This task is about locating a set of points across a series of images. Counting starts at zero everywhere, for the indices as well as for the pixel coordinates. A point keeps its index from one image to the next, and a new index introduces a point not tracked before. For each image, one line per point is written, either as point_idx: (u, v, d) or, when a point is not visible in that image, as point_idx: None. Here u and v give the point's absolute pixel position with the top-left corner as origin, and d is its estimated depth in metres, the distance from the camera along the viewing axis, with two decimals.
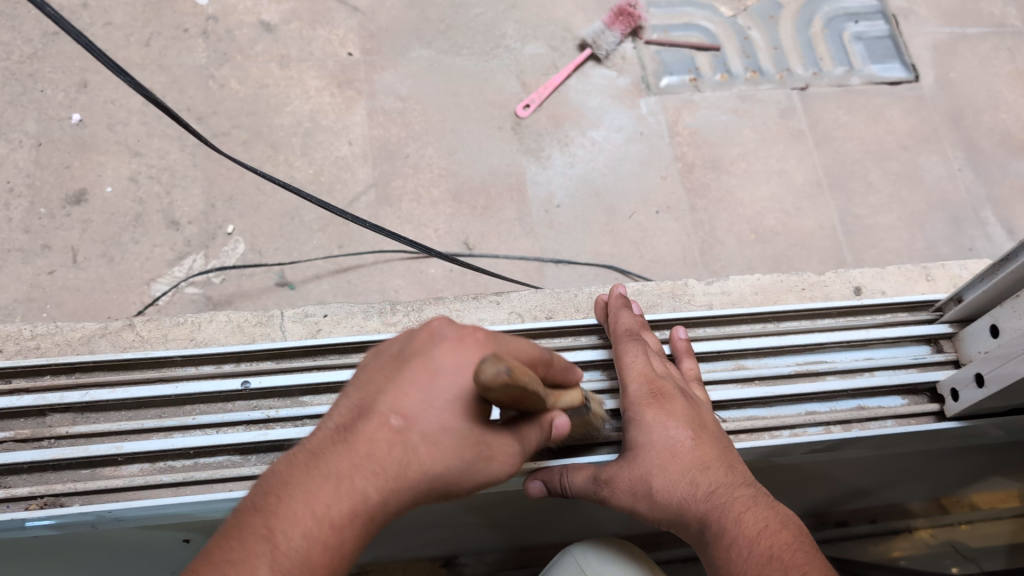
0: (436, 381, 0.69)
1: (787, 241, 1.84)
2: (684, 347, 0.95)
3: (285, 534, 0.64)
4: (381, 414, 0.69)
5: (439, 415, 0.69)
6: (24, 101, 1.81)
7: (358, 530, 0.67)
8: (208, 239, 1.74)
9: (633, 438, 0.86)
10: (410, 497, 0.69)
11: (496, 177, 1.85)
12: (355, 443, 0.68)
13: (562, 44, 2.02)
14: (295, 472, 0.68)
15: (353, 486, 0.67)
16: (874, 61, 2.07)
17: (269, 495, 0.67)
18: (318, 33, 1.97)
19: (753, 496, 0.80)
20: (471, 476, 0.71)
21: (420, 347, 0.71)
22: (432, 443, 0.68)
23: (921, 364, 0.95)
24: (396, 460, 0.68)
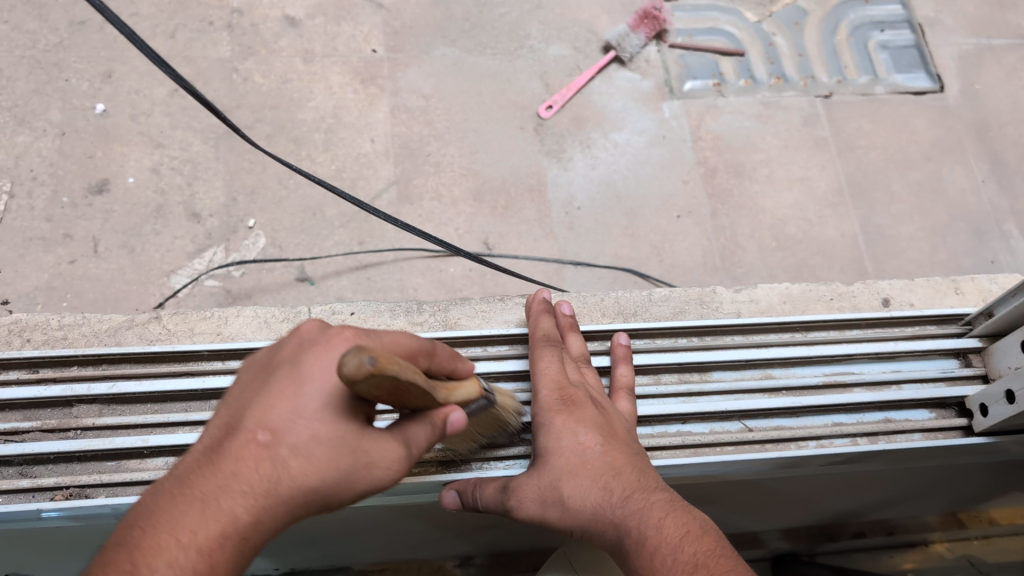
0: (305, 391, 0.67)
1: (808, 249, 1.83)
2: (624, 353, 0.92)
3: (151, 567, 0.60)
4: (249, 431, 0.66)
5: (307, 426, 0.66)
6: (48, 90, 1.82)
7: (233, 554, 0.64)
8: (229, 232, 1.74)
9: (541, 446, 0.83)
10: (287, 516, 0.67)
11: (517, 177, 1.84)
12: (224, 463, 0.65)
13: (586, 45, 2.02)
14: (163, 501, 0.64)
15: (221, 508, 0.64)
16: (899, 70, 2.06)
17: (137, 527, 0.63)
18: (342, 29, 1.97)
19: (670, 501, 0.75)
20: (351, 486, 0.69)
21: (292, 355, 0.70)
22: (304, 456, 0.66)
23: (949, 378, 0.94)
24: (266, 478, 0.65)
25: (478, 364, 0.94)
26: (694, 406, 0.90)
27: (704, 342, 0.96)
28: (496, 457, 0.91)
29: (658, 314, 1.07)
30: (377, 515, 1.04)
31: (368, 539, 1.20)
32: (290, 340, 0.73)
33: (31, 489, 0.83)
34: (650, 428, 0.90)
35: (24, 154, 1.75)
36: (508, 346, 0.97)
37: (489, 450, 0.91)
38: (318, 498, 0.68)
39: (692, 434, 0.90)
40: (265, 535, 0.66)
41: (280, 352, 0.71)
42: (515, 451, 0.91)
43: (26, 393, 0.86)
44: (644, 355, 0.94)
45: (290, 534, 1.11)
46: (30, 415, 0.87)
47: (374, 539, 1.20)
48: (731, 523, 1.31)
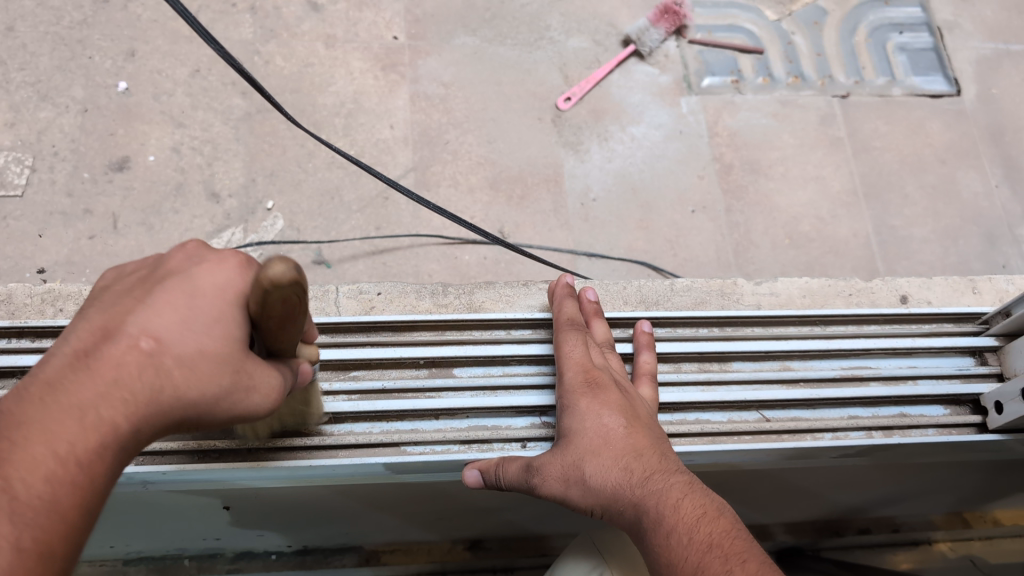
0: (197, 299, 0.62)
1: (821, 248, 1.84)
2: (647, 340, 0.94)
3: (24, 479, 0.53)
4: (132, 335, 0.59)
5: (195, 336, 0.62)
6: (72, 66, 1.83)
7: (110, 466, 0.58)
8: (247, 213, 1.75)
9: (566, 426, 0.85)
10: (160, 428, 0.61)
11: (534, 168, 1.86)
12: (101, 368, 0.58)
13: (606, 39, 2.03)
14: (28, 407, 0.56)
15: (99, 417, 0.57)
16: (916, 73, 2.07)
17: (0, 437, 0.54)
18: (364, 15, 1.98)
19: (689, 483, 0.77)
20: (227, 409, 0.64)
21: (176, 270, 0.65)
22: (189, 367, 0.61)
23: (964, 376, 0.96)
24: (149, 387, 0.59)
25: (503, 347, 0.95)
26: (713, 394, 0.91)
27: (725, 332, 0.97)
28: (517, 437, 0.91)
29: (679, 304, 1.08)
30: (391, 495, 1.05)
31: (381, 520, 1.22)
32: (174, 252, 0.68)
33: None
34: (670, 415, 0.92)
35: (46, 130, 1.77)
36: (530, 331, 0.98)
37: (510, 430, 0.92)
38: (195, 411, 0.63)
39: (711, 422, 0.91)
40: (137, 451, 0.60)
41: (161, 267, 0.66)
42: (534, 431, 0.92)
43: None
44: (665, 343, 0.96)
45: (311, 511, 1.12)
46: None
47: (388, 519, 1.21)
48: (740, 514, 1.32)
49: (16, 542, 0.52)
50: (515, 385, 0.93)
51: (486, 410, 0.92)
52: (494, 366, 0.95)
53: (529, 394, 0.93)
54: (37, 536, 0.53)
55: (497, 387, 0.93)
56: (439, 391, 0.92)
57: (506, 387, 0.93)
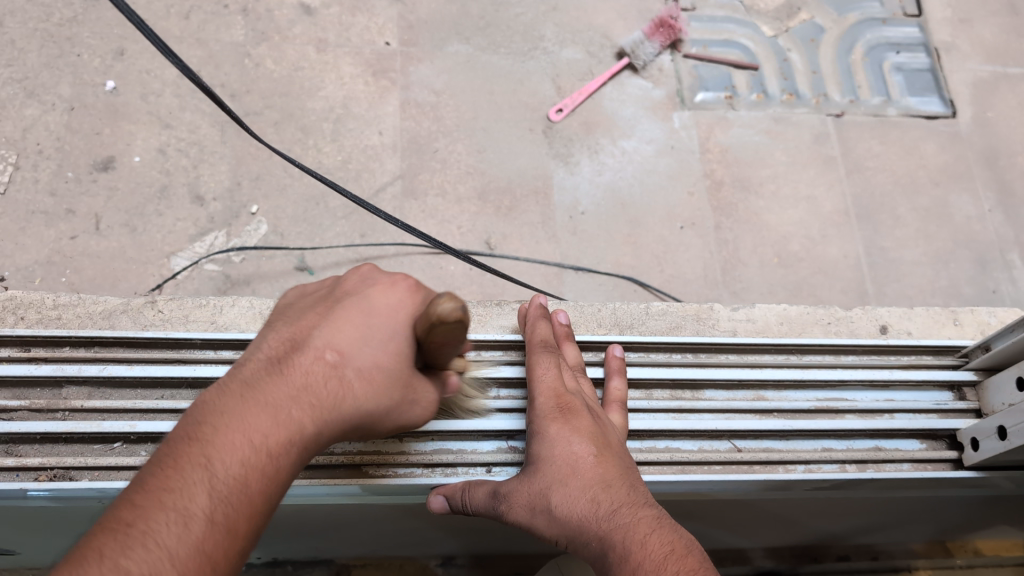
0: (371, 320, 0.75)
1: (810, 268, 1.82)
2: (618, 365, 0.92)
3: (225, 461, 0.64)
4: (317, 349, 0.73)
5: (372, 354, 0.74)
6: (60, 64, 1.81)
7: (294, 461, 0.68)
8: (231, 217, 1.74)
9: (535, 452, 0.83)
10: (338, 432, 0.73)
11: (523, 179, 1.84)
12: (293, 374, 0.71)
13: (600, 50, 2.01)
14: (229, 401, 0.68)
15: (290, 416, 0.68)
16: (912, 94, 2.06)
17: (208, 419, 0.67)
18: (357, 19, 1.96)
19: (657, 518, 0.75)
20: (394, 417, 0.76)
21: (351, 295, 0.79)
22: (365, 379, 0.73)
23: (942, 410, 0.94)
24: (332, 394, 0.71)
25: (473, 369, 0.95)
26: (684, 422, 0.89)
27: (699, 358, 0.95)
28: (482, 461, 0.91)
29: (654, 327, 1.07)
30: (356, 514, 1.04)
31: (350, 536, 1.20)
32: (349, 279, 0.82)
33: (15, 467, 0.85)
34: (639, 442, 0.90)
35: (32, 127, 1.75)
36: (501, 353, 0.98)
37: (475, 454, 0.91)
38: (365, 419, 0.74)
39: (681, 450, 0.90)
40: (318, 449, 0.71)
41: (337, 292, 0.80)
42: (499, 456, 0.91)
43: (17, 371, 0.88)
44: (638, 368, 0.94)
45: (277, 527, 1.10)
46: (19, 393, 0.88)
47: (357, 536, 1.19)
48: (717, 538, 1.30)
49: (209, 515, 0.62)
50: (481, 408, 0.93)
51: (450, 432, 0.91)
52: None
53: (495, 417, 0.93)
54: (228, 514, 0.63)
55: None
56: None
57: None
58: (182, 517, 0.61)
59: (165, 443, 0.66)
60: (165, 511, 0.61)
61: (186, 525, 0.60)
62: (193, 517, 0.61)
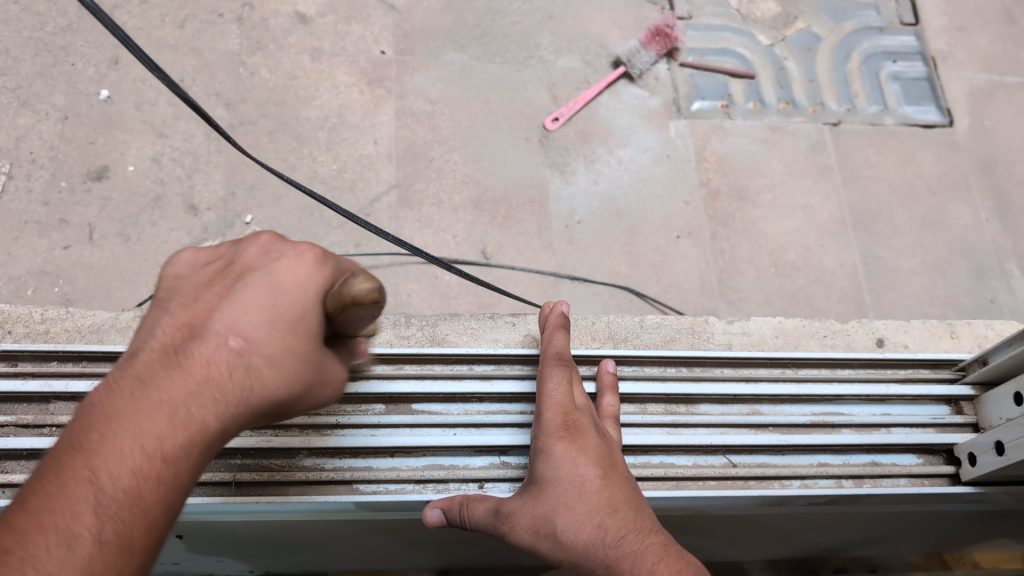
0: (275, 299, 0.68)
1: (807, 277, 1.82)
2: (610, 382, 0.91)
3: (112, 472, 0.59)
4: (219, 335, 0.66)
5: (275, 337, 0.67)
6: (54, 73, 1.81)
7: (190, 464, 0.63)
8: (225, 227, 1.73)
9: (540, 472, 0.82)
10: (240, 423, 0.67)
11: (519, 188, 1.83)
12: (192, 366, 0.65)
13: (596, 59, 2.01)
14: (120, 401, 0.62)
15: (188, 416, 0.63)
16: (909, 103, 2.05)
17: (94, 428, 0.60)
18: (352, 29, 1.96)
19: (664, 545, 0.74)
20: (302, 400, 0.72)
21: (254, 266, 0.71)
22: (273, 365, 0.67)
23: (939, 424, 0.93)
24: (236, 387, 0.66)
25: (465, 384, 0.94)
26: (676, 438, 0.89)
27: (693, 372, 0.95)
28: (475, 478, 0.91)
29: (648, 342, 1.06)
30: (351, 529, 1.03)
31: (344, 551, 1.19)
32: (248, 248, 0.73)
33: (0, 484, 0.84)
34: (634, 458, 0.89)
35: (25, 136, 1.74)
36: (494, 367, 0.98)
37: (468, 470, 0.91)
38: (268, 405, 0.69)
39: (675, 466, 0.89)
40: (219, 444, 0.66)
41: (237, 263, 0.72)
42: (491, 472, 0.91)
43: (4, 387, 0.87)
44: (632, 382, 0.93)
45: (269, 542, 1.09)
46: (5, 409, 0.87)
47: (351, 551, 1.18)
48: (713, 552, 1.29)
49: (97, 535, 0.57)
50: (473, 422, 0.93)
51: (443, 448, 0.91)
52: (455, 403, 0.95)
53: (488, 433, 0.92)
54: (120, 530, 0.58)
55: (457, 425, 0.92)
56: (395, 428, 0.92)
57: (466, 425, 0.93)
58: (67, 538, 0.55)
59: (50, 451, 0.60)
60: (51, 534, 0.55)
61: (72, 546, 0.55)
62: (80, 538, 0.56)
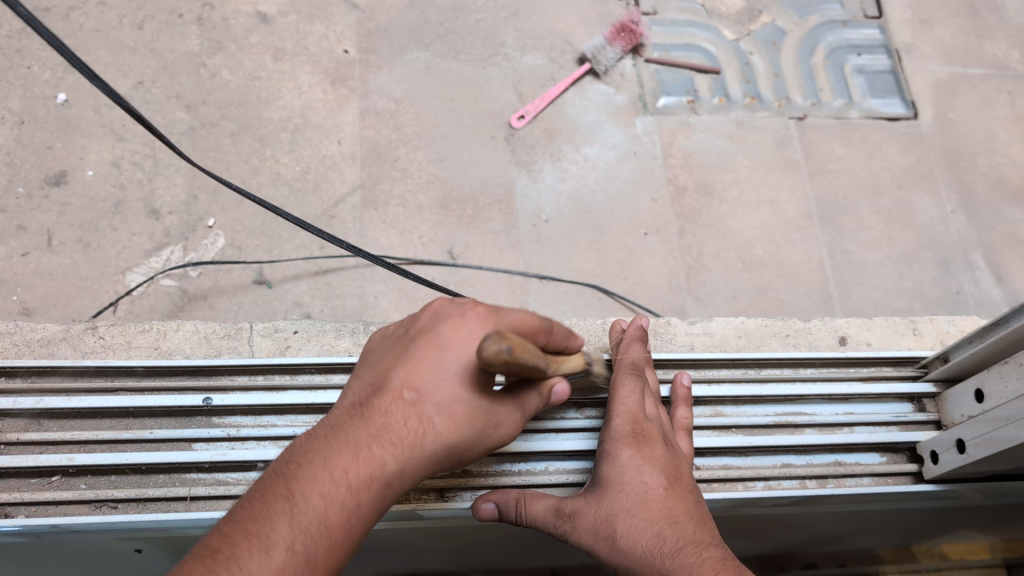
0: (445, 358, 0.79)
1: (774, 273, 1.82)
2: (684, 394, 0.91)
3: (305, 494, 0.72)
4: (395, 390, 0.78)
5: (446, 387, 0.78)
6: (9, 76, 1.77)
7: (374, 499, 0.75)
8: (187, 231, 1.70)
9: (604, 474, 0.85)
10: (422, 469, 0.78)
11: (486, 187, 1.82)
12: (373, 414, 0.78)
13: (561, 56, 2.00)
14: (318, 440, 0.76)
15: (372, 455, 0.75)
16: (874, 96, 2.06)
17: (296, 460, 0.75)
18: (314, 28, 1.93)
19: (720, 559, 0.77)
20: (479, 444, 0.82)
21: (427, 328, 0.83)
22: (444, 413, 0.78)
23: (902, 423, 0.93)
24: (413, 432, 0.77)
25: None
26: None
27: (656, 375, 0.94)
28: (437, 487, 0.96)
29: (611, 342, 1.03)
30: None
31: None
32: (423, 315, 0.85)
33: None
34: None
35: None
36: None
37: (431, 479, 0.96)
38: (450, 452, 0.80)
39: None
40: (405, 484, 0.78)
41: (412, 326, 0.84)
42: (455, 481, 0.97)
43: None
44: None
45: None
46: None
47: (318, 559, 1.18)
48: None
49: (291, 546, 0.70)
50: None
51: None
52: None
53: None
54: (309, 545, 0.71)
55: None
56: None
57: None
58: (265, 546, 0.69)
59: (261, 477, 0.74)
60: (251, 539, 0.69)
61: (270, 548, 0.69)
62: (274, 545, 0.69)
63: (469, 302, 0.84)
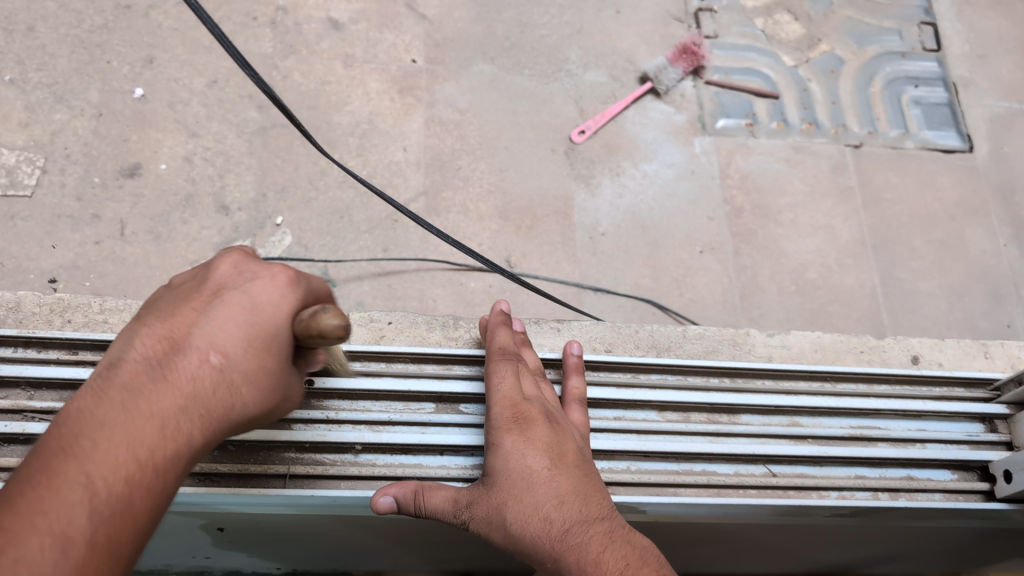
0: (252, 319, 0.68)
1: (827, 296, 1.84)
2: (575, 364, 0.95)
3: (107, 477, 0.59)
4: (200, 352, 0.66)
5: (251, 354, 0.68)
6: (89, 70, 1.83)
7: (176, 475, 0.64)
8: (256, 227, 1.75)
9: (491, 464, 0.84)
10: (219, 438, 0.68)
11: (545, 199, 1.85)
12: (177, 380, 0.65)
13: (623, 74, 2.04)
14: (108, 409, 0.61)
15: (177, 427, 0.64)
16: (930, 128, 2.08)
17: (83, 433, 0.60)
18: (384, 36, 1.98)
19: (608, 533, 0.78)
20: (267, 415, 0.73)
21: (226, 285, 0.70)
22: (252, 382, 0.68)
23: (974, 442, 0.96)
24: (219, 400, 0.67)
25: None
26: (721, 446, 0.92)
27: (736, 383, 0.97)
28: None
29: (691, 351, 1.10)
30: (386, 528, 1.06)
31: (373, 551, 1.23)
32: (215, 266, 0.72)
33: None
34: (677, 463, 0.92)
35: (60, 132, 1.76)
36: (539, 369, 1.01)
37: None
38: (244, 419, 0.70)
39: (718, 474, 0.92)
40: (198, 457, 0.67)
41: (206, 285, 0.70)
42: None
43: (67, 374, 0.89)
44: (677, 391, 0.96)
45: (305, 539, 1.13)
46: (67, 395, 0.89)
47: (382, 549, 1.21)
48: (736, 563, 1.31)
49: (90, 538, 0.57)
50: None
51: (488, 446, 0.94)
52: None
53: None
54: (110, 534, 0.58)
55: None
56: (444, 426, 0.95)
57: None
58: (63, 540, 0.56)
59: (36, 453, 0.59)
60: (43, 536, 0.55)
61: (66, 552, 0.56)
62: (74, 541, 0.56)
63: (267, 260, 0.73)
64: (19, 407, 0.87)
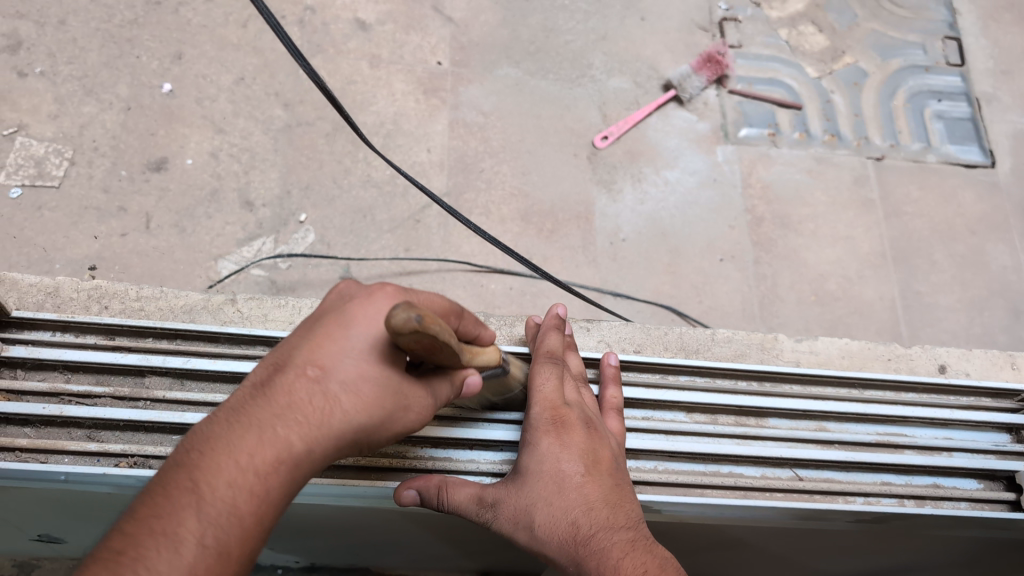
0: (351, 334, 0.71)
1: (846, 308, 1.84)
2: (612, 374, 0.95)
3: (212, 484, 0.63)
4: (300, 368, 0.69)
5: (354, 365, 0.70)
6: (118, 64, 1.85)
7: (287, 480, 0.66)
8: (279, 224, 1.76)
9: (524, 463, 0.86)
10: (338, 450, 0.70)
11: (566, 204, 1.86)
12: (277, 394, 0.68)
13: (647, 81, 2.04)
14: (220, 428, 0.66)
15: (280, 437, 0.66)
16: (953, 142, 2.08)
17: (194, 450, 0.65)
18: (410, 38, 2.00)
19: (633, 541, 0.79)
20: (393, 426, 0.73)
21: (331, 309, 0.74)
22: (353, 391, 0.69)
23: (1001, 451, 0.98)
24: (320, 410, 0.69)
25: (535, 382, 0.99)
26: (750, 449, 0.93)
27: (764, 387, 0.99)
28: None
29: (719, 354, 1.11)
30: (409, 522, 1.07)
31: (393, 546, 1.23)
32: (328, 295, 0.77)
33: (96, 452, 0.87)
34: (704, 465, 0.93)
35: (89, 124, 1.78)
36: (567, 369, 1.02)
37: None
38: (363, 434, 0.71)
39: (745, 476, 0.93)
40: (314, 470, 0.69)
41: (319, 311, 0.75)
42: None
43: (104, 358, 0.90)
44: (705, 393, 0.97)
45: (326, 531, 1.13)
46: (102, 380, 0.91)
47: (403, 545, 1.22)
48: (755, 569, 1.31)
49: (201, 539, 0.61)
50: None
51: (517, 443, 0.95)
52: None
53: None
54: (220, 537, 0.62)
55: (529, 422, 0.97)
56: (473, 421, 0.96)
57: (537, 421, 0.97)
58: (173, 542, 0.60)
59: (159, 470, 0.65)
60: (158, 538, 0.60)
61: (177, 551, 0.60)
62: (182, 541, 0.60)
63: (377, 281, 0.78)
64: (55, 390, 0.88)
